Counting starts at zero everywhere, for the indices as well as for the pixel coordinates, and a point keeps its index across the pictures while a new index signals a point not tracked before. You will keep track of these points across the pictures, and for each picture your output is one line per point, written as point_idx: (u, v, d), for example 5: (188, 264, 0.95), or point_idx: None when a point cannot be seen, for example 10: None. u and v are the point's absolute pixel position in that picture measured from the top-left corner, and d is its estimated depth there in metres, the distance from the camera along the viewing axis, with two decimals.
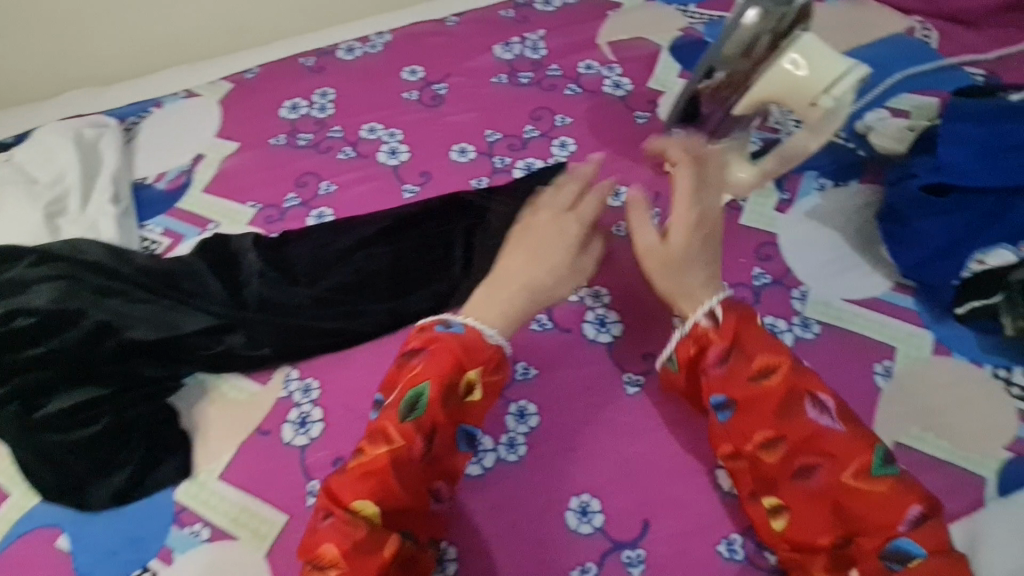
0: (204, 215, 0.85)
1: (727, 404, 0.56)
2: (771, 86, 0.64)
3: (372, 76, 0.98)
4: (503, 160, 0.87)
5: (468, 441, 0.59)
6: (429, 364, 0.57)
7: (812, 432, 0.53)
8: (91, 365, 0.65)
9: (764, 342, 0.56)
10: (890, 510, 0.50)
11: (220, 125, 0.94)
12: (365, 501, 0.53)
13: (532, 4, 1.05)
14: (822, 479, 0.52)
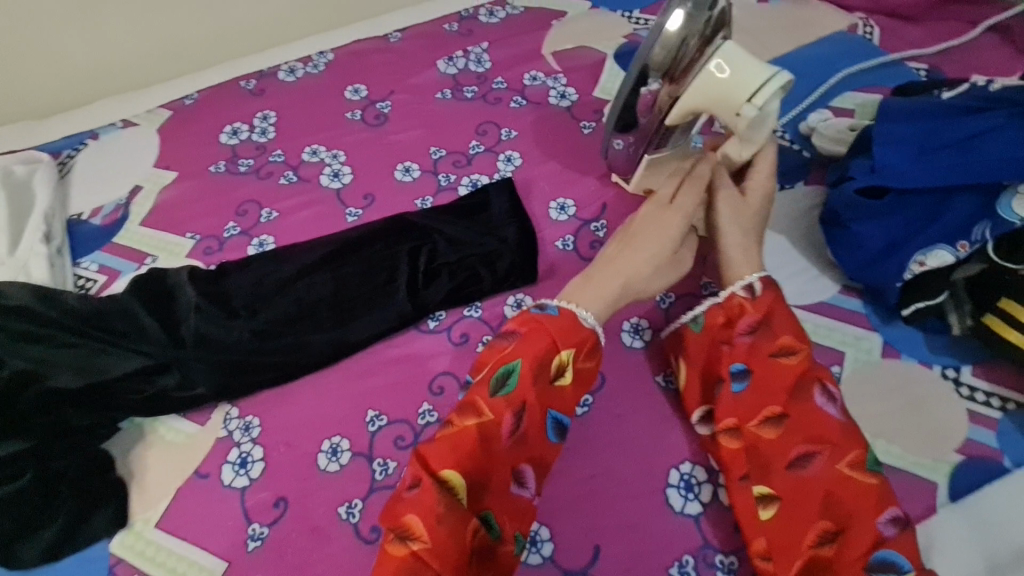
0: (141, 249, 0.82)
1: (745, 374, 0.57)
2: (696, 96, 0.62)
3: (314, 97, 0.96)
4: (449, 177, 0.86)
5: (559, 431, 0.56)
6: (525, 343, 0.55)
7: (818, 418, 0.53)
8: (10, 418, 0.62)
9: (793, 323, 0.57)
10: (877, 508, 0.49)
11: (159, 154, 0.92)
12: (452, 472, 0.51)
13: (476, 16, 1.04)
14: (820, 468, 0.52)
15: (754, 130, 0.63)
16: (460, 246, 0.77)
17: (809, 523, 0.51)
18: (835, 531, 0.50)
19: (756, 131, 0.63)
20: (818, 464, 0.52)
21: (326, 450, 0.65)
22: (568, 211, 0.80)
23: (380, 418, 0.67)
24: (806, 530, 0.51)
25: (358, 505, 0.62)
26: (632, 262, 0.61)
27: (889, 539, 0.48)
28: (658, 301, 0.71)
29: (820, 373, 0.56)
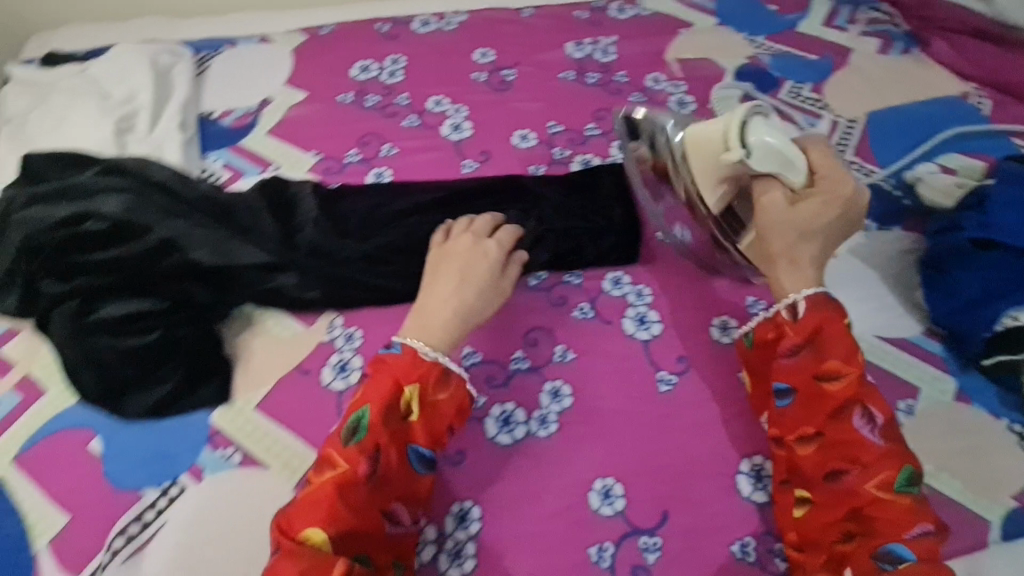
0: (267, 156, 0.87)
1: (788, 392, 0.59)
2: (700, 168, 0.65)
3: (443, 52, 1.00)
4: (563, 152, 0.89)
5: (426, 462, 0.57)
6: (371, 388, 0.57)
7: (856, 437, 0.56)
8: (150, 278, 0.66)
9: (840, 348, 0.58)
10: (902, 521, 0.53)
11: (291, 74, 0.96)
12: (314, 529, 0.51)
13: (606, 10, 1.07)
14: (850, 482, 0.55)
15: (760, 162, 0.61)
16: (571, 217, 0.80)
17: (834, 523, 0.55)
18: (857, 533, 0.54)
19: (760, 162, 0.61)
20: (849, 477, 0.55)
21: None
22: None
23: (474, 355, 0.70)
24: (830, 530, 0.56)
25: None
26: (440, 292, 0.64)
27: (911, 542, 0.52)
28: (749, 306, 0.74)
29: (866, 397, 0.57)
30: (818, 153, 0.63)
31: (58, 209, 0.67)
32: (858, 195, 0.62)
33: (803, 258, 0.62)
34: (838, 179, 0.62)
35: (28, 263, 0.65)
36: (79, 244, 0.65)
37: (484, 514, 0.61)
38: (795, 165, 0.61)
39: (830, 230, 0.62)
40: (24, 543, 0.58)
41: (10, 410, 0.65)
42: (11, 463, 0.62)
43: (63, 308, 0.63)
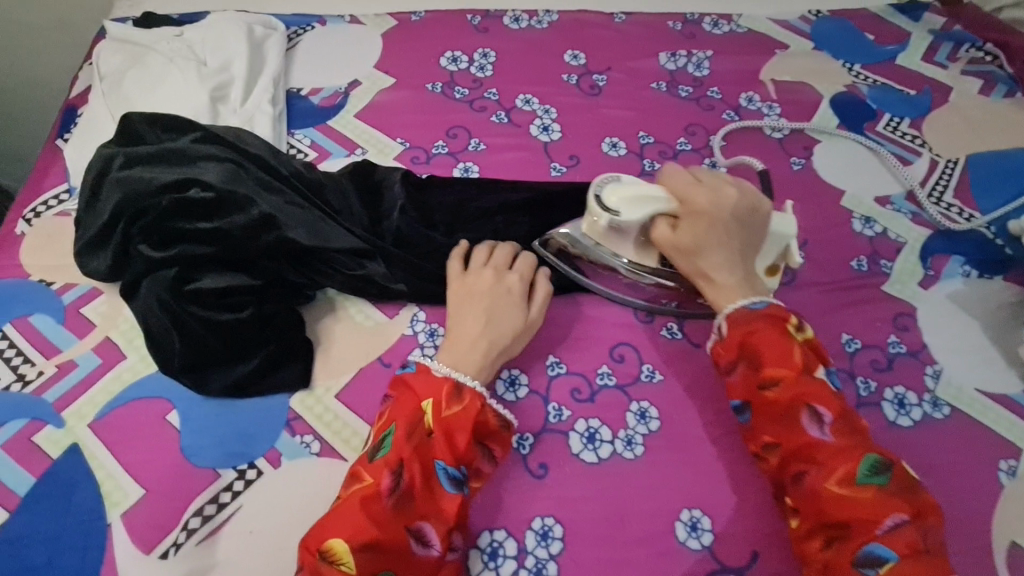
0: (353, 139, 0.85)
1: (742, 408, 0.59)
2: (611, 244, 0.68)
3: (534, 50, 0.97)
4: (653, 165, 0.87)
5: (452, 481, 0.54)
6: (396, 406, 0.56)
7: (807, 439, 0.54)
8: (247, 254, 0.65)
9: (774, 352, 0.57)
10: (868, 518, 0.50)
11: (380, 57, 0.93)
12: (337, 539, 0.50)
13: (700, 22, 1.03)
14: (812, 485, 0.53)
15: (630, 212, 0.64)
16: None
17: (813, 534, 0.53)
18: (836, 540, 0.52)
19: (628, 213, 0.64)
20: (811, 481, 0.53)
21: (504, 378, 0.67)
22: None
23: (559, 365, 0.68)
24: (810, 540, 0.53)
25: (529, 439, 0.63)
26: (463, 328, 0.62)
27: (882, 538, 0.50)
28: (844, 343, 0.72)
29: (811, 395, 0.56)
30: (674, 179, 0.67)
31: (158, 174, 0.66)
32: (727, 193, 0.64)
33: (720, 270, 0.63)
34: (697, 193, 0.65)
35: (128, 226, 0.65)
36: (180, 212, 0.64)
37: (567, 533, 0.59)
38: (656, 200, 0.65)
39: (726, 235, 0.63)
40: (98, 512, 0.56)
41: (89, 372, 0.63)
42: (85, 428, 0.60)
43: (162, 275, 0.63)
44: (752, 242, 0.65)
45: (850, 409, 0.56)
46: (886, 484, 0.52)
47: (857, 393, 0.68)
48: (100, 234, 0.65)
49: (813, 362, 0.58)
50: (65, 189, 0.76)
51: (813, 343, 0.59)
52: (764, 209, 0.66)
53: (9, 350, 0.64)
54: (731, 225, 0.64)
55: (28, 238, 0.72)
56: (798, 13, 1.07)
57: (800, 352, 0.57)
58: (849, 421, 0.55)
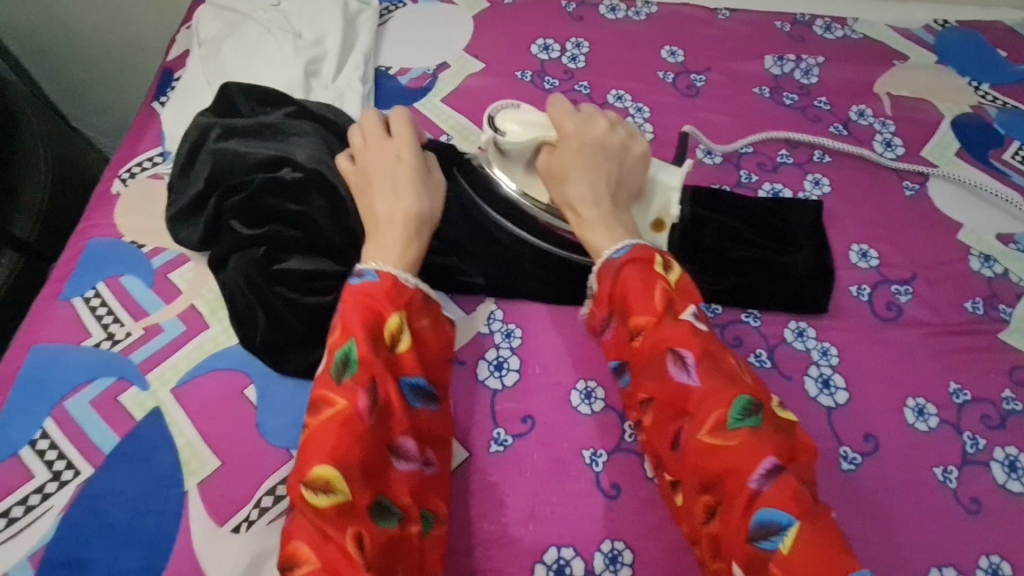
0: (439, 124, 0.83)
1: (622, 367, 0.57)
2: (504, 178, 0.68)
3: (630, 42, 0.92)
4: (750, 176, 0.80)
5: (421, 394, 0.55)
6: (349, 322, 0.53)
7: (675, 391, 0.52)
8: (334, 239, 0.64)
9: (635, 296, 0.55)
10: (736, 469, 0.47)
11: (470, 40, 0.90)
12: (322, 467, 0.47)
13: (811, 24, 0.95)
14: (686, 440, 0.50)
15: (517, 134, 0.65)
16: (739, 240, 0.73)
17: (693, 500, 0.50)
18: (716, 501, 0.48)
19: (515, 138, 0.65)
20: (683, 435, 0.51)
21: (580, 390, 0.64)
22: (868, 260, 0.74)
23: None
24: (693, 508, 0.50)
25: (602, 456, 0.61)
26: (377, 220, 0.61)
27: (761, 498, 0.46)
28: (952, 393, 0.66)
29: (673, 340, 0.52)
30: (559, 105, 0.68)
31: (253, 148, 0.66)
32: (599, 127, 0.67)
33: (590, 203, 0.63)
34: (572, 123, 0.66)
35: (222, 199, 0.65)
36: (270, 191, 0.64)
37: (636, 560, 0.56)
38: (541, 126, 0.66)
39: (596, 169, 0.65)
40: (176, 478, 0.57)
41: (173, 338, 0.64)
42: (168, 393, 0.61)
43: (251, 253, 0.63)
44: (626, 180, 0.67)
45: (716, 348, 0.53)
46: (756, 425, 0.49)
47: (962, 449, 0.63)
48: (194, 205, 0.66)
49: (678, 302, 0.55)
50: (160, 153, 0.77)
51: (681, 278, 0.57)
52: (643, 149, 0.69)
53: (100, 308, 0.66)
54: (606, 156, 0.66)
55: (123, 199, 0.73)
56: (922, 21, 0.98)
57: (664, 292, 0.55)
58: (714, 361, 0.52)
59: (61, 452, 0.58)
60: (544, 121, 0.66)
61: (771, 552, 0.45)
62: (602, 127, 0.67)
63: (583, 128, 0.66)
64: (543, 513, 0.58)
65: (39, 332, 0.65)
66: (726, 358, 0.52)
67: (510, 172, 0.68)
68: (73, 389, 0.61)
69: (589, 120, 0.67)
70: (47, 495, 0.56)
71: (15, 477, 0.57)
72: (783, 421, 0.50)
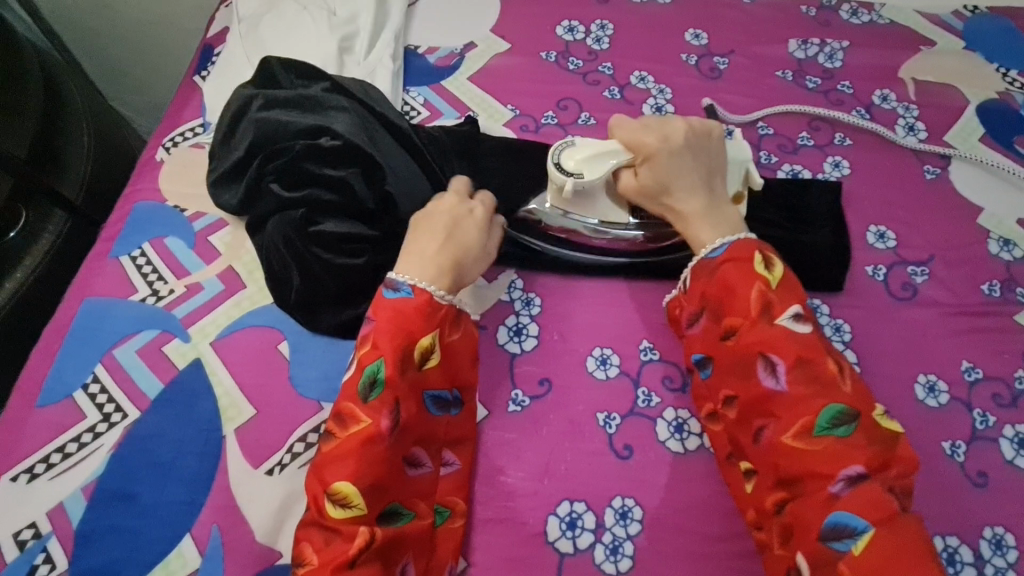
0: (465, 102, 0.85)
1: (704, 361, 0.59)
2: (586, 208, 0.69)
3: (654, 25, 0.93)
4: (770, 158, 0.81)
5: (444, 404, 0.59)
6: (383, 340, 0.56)
7: (761, 393, 0.54)
8: (367, 205, 0.67)
9: (733, 302, 0.57)
10: (821, 472, 0.50)
11: (497, 21, 0.92)
12: (341, 482, 0.51)
13: (838, 9, 0.95)
14: (767, 439, 0.53)
15: (591, 172, 0.65)
16: (758, 220, 0.75)
17: (768, 492, 0.54)
18: (790, 497, 0.52)
19: (591, 173, 0.65)
20: (767, 434, 0.54)
21: (596, 356, 0.67)
22: (886, 241, 0.75)
23: (652, 351, 0.67)
24: (764, 497, 0.54)
25: (616, 419, 0.63)
26: (419, 243, 0.62)
27: (841, 502, 0.49)
28: (964, 371, 0.67)
29: (768, 346, 0.55)
30: (622, 125, 0.67)
31: (293, 117, 0.69)
32: (674, 126, 0.65)
33: (688, 202, 0.63)
34: (646, 135, 0.65)
35: (263, 163, 0.69)
36: (308, 158, 0.67)
37: (646, 516, 0.59)
38: (614, 153, 0.65)
39: (683, 165, 0.64)
40: (215, 424, 0.61)
41: (213, 296, 0.68)
42: (208, 345, 0.65)
43: (290, 214, 0.67)
44: (715, 168, 0.65)
45: (817, 354, 0.54)
46: (847, 435, 0.51)
47: (972, 424, 0.64)
48: (235, 168, 0.70)
49: (777, 305, 0.56)
50: (201, 124, 0.81)
51: (783, 280, 0.57)
52: (720, 134, 0.67)
53: (146, 266, 0.70)
54: (691, 150, 0.65)
55: (166, 165, 0.77)
56: (951, 7, 0.97)
57: (761, 294, 0.56)
58: (810, 369, 0.53)
59: (110, 396, 0.63)
60: (615, 146, 0.66)
61: (843, 554, 0.48)
62: (677, 121, 0.65)
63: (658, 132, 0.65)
64: (558, 470, 0.61)
65: (90, 287, 0.69)
66: (826, 364, 0.53)
67: (585, 204, 0.68)
68: (121, 339, 0.66)
69: (660, 122, 0.66)
70: (98, 435, 0.61)
71: (69, 417, 0.62)
72: (884, 431, 0.52)
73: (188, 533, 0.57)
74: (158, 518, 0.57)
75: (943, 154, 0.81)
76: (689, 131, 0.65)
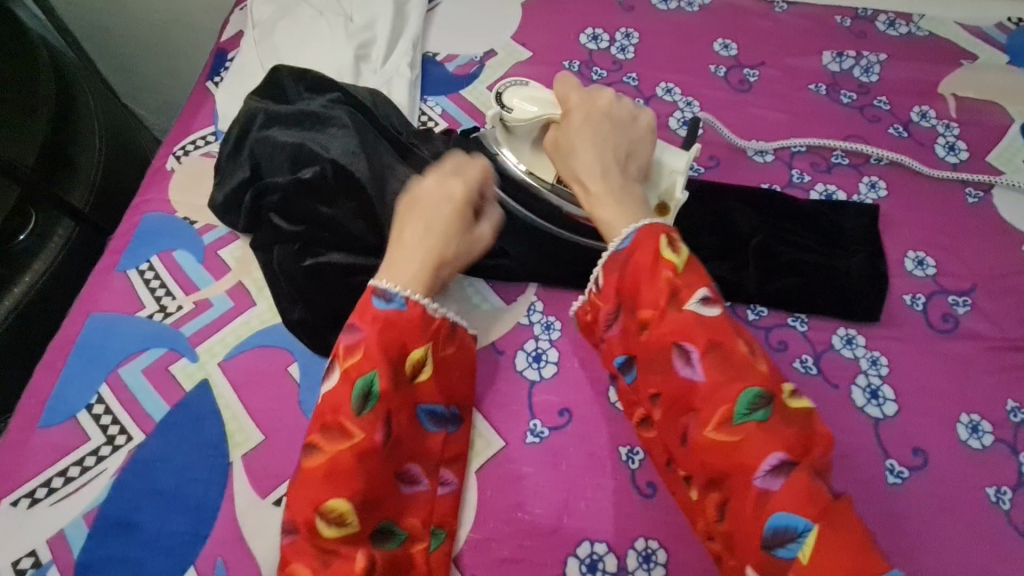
0: (485, 113, 0.82)
1: (630, 362, 0.56)
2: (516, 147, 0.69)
3: (681, 35, 0.89)
4: (803, 176, 0.78)
5: (436, 420, 0.58)
6: (375, 349, 0.54)
7: (680, 389, 0.51)
8: (367, 236, 0.64)
9: (643, 288, 0.54)
10: (745, 464, 0.47)
11: (518, 28, 0.89)
12: (337, 500, 0.49)
13: (874, 20, 0.91)
14: (692, 438, 0.50)
15: (521, 112, 0.65)
16: (791, 243, 0.71)
17: (705, 497, 0.50)
18: (724, 499, 0.49)
19: (521, 112, 0.65)
20: (690, 432, 0.51)
21: None
22: (924, 267, 0.71)
23: None
24: (705, 505, 0.50)
25: (639, 454, 0.60)
26: (403, 259, 0.58)
27: (773, 501, 0.46)
28: (1009, 412, 0.63)
29: (677, 335, 0.51)
30: (566, 80, 0.67)
31: (293, 136, 0.66)
32: (603, 100, 0.65)
33: (590, 175, 0.61)
34: (575, 93, 0.65)
35: (258, 192, 0.66)
36: (305, 184, 0.64)
37: (670, 560, 0.56)
38: (546, 104, 0.66)
39: (599, 138, 0.63)
40: (222, 449, 0.59)
41: (222, 313, 0.66)
42: (216, 365, 0.63)
43: (289, 247, 0.64)
44: (630, 153, 0.64)
45: (724, 336, 0.51)
46: (764, 419, 0.48)
47: (1017, 469, 0.60)
48: (233, 195, 0.68)
49: (683, 290, 0.52)
50: (213, 132, 0.79)
51: (685, 257, 0.54)
52: (646, 123, 0.66)
53: (154, 281, 0.68)
54: (614, 126, 0.64)
55: (177, 175, 0.75)
56: (994, 19, 0.92)
57: (667, 282, 0.53)
58: (721, 352, 0.50)
59: (114, 417, 0.61)
60: (550, 98, 0.66)
61: (790, 561, 0.45)
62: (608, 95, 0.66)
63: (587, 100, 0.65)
64: (577, 507, 0.58)
65: (96, 301, 0.67)
66: (735, 345, 0.50)
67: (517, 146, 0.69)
68: (127, 357, 0.64)
69: (594, 93, 0.66)
70: (102, 458, 0.59)
71: (72, 439, 0.60)
72: (797, 410, 0.49)
73: (191, 566, 0.54)
74: (160, 549, 0.55)
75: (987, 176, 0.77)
76: (615, 105, 0.65)
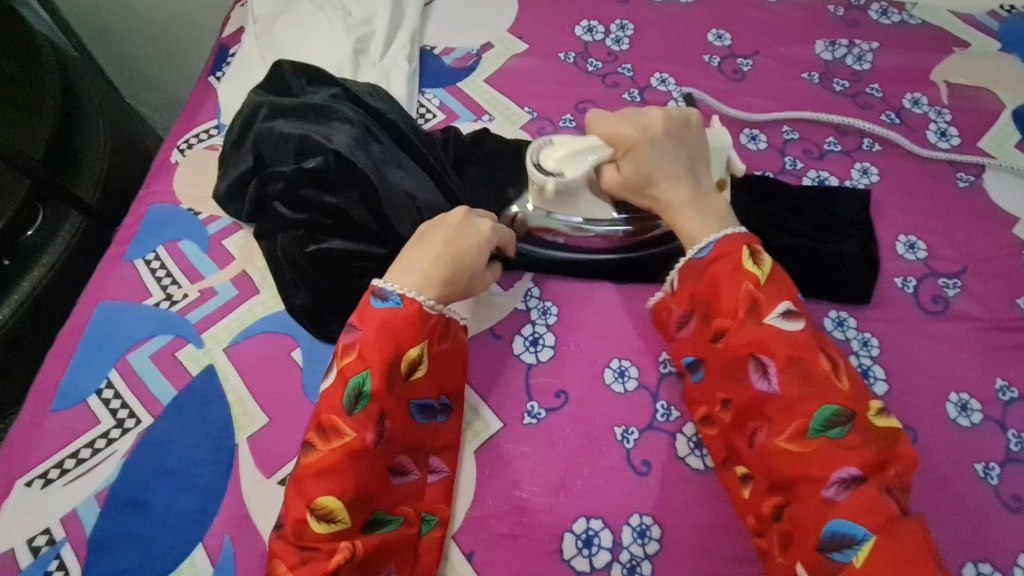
0: (481, 105, 0.83)
1: (699, 364, 0.59)
2: (567, 206, 0.66)
3: (675, 26, 0.90)
4: (795, 163, 0.79)
5: (428, 413, 0.58)
6: (370, 350, 0.55)
7: (752, 396, 0.53)
8: (368, 224, 0.65)
9: (723, 301, 0.56)
10: (818, 474, 0.49)
11: (515, 21, 0.90)
12: (326, 496, 0.51)
13: (867, 9, 0.92)
14: (761, 443, 0.52)
15: (572, 171, 0.62)
16: (783, 229, 0.72)
17: (764, 497, 0.52)
18: (785, 502, 0.51)
19: (572, 170, 0.62)
20: (759, 438, 0.52)
21: (613, 368, 0.65)
22: (916, 251, 0.72)
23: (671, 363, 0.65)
24: (762, 504, 0.52)
25: (634, 433, 0.62)
26: (418, 275, 0.58)
27: (837, 509, 0.48)
28: (998, 390, 0.64)
29: (758, 346, 0.53)
30: (599, 119, 0.64)
31: (297, 127, 0.67)
32: (652, 115, 0.63)
33: (673, 192, 0.61)
34: (620, 126, 0.63)
35: (263, 182, 0.67)
36: (308, 173, 0.64)
37: (664, 535, 0.57)
38: (593, 149, 0.63)
39: (665, 155, 0.62)
40: (228, 431, 0.61)
41: (226, 301, 0.68)
42: (221, 351, 0.65)
43: (293, 233, 0.66)
44: (694, 156, 0.63)
45: (807, 352, 0.52)
46: (840, 437, 0.49)
47: (1006, 446, 0.61)
48: (236, 185, 0.69)
49: (765, 304, 0.54)
50: (216, 125, 0.80)
51: (772, 273, 0.56)
52: (697, 121, 0.65)
53: (160, 271, 0.70)
54: (671, 138, 0.63)
55: (180, 167, 0.77)
56: (986, 7, 0.93)
57: (748, 293, 0.55)
58: (802, 368, 0.51)
59: (124, 401, 0.62)
60: (594, 142, 0.63)
61: (845, 564, 0.46)
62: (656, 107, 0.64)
63: (635, 130, 0.62)
64: (574, 485, 0.60)
65: (105, 290, 0.69)
66: (818, 362, 0.52)
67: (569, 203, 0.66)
68: (136, 344, 0.65)
69: (634, 116, 0.63)
70: (112, 441, 0.61)
71: (83, 423, 0.61)
72: (880, 430, 0.50)
73: (199, 542, 0.56)
74: (169, 527, 0.57)
75: (978, 161, 0.78)
76: (665, 117, 0.63)
